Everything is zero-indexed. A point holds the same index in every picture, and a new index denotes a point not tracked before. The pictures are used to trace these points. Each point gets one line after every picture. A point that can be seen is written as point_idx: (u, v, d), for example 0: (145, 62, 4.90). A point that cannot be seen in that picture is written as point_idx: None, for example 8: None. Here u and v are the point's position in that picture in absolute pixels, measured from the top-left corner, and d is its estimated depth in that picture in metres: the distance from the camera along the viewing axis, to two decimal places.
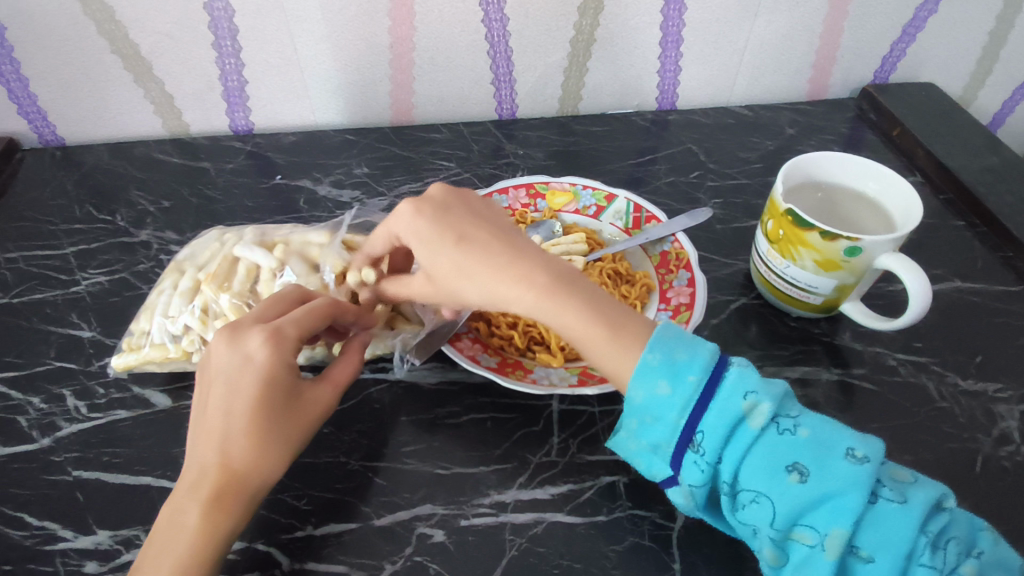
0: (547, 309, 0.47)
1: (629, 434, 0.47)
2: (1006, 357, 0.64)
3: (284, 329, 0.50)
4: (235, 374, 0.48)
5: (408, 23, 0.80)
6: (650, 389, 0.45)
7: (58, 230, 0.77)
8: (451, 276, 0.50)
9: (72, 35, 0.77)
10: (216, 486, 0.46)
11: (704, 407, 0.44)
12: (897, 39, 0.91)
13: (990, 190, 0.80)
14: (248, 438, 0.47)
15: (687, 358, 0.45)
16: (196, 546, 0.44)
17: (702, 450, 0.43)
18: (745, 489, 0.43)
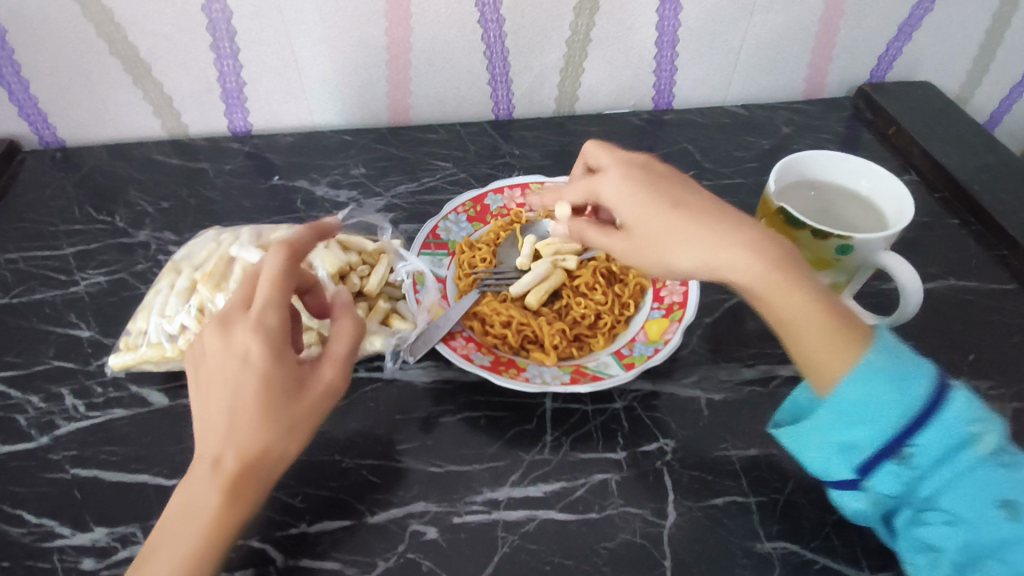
0: (769, 287, 0.46)
1: (820, 429, 0.46)
2: (1000, 355, 0.64)
3: (270, 317, 0.48)
4: (235, 363, 0.46)
5: (404, 25, 0.80)
6: (870, 391, 0.43)
7: (58, 232, 0.78)
8: (661, 239, 0.49)
9: (72, 38, 0.77)
10: (231, 471, 0.44)
11: (926, 423, 0.42)
12: (893, 38, 0.91)
13: (985, 188, 0.80)
14: (261, 422, 0.45)
15: (914, 370, 0.43)
16: (216, 531, 0.43)
17: (906, 465, 0.43)
18: (938, 510, 0.43)
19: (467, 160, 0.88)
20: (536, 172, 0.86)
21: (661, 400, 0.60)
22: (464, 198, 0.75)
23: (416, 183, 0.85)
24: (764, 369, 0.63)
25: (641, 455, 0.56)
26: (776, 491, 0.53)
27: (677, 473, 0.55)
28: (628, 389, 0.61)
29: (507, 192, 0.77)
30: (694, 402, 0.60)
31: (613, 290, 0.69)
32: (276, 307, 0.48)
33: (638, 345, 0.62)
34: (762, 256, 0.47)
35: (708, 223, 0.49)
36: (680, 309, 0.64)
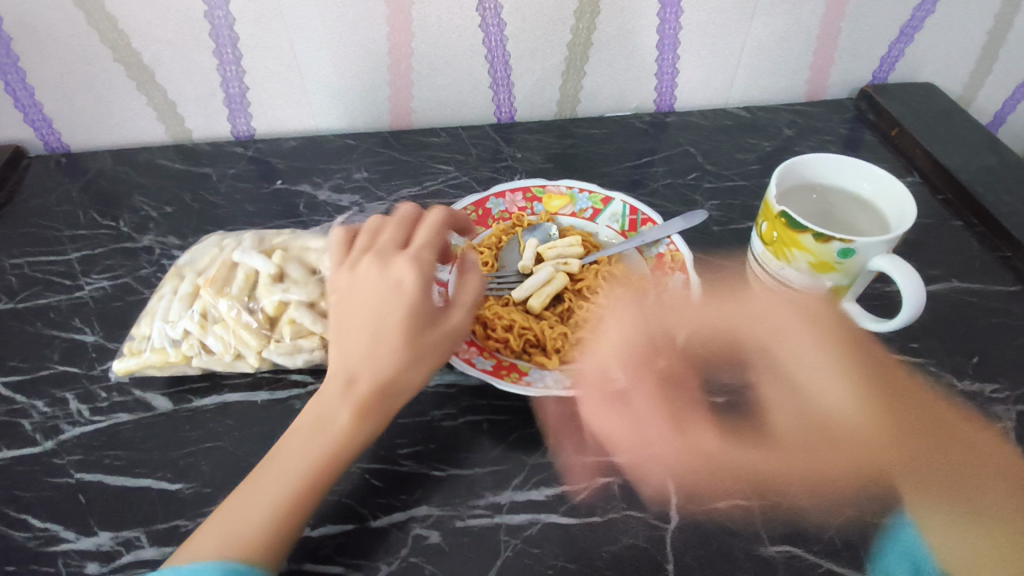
0: None
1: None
2: (1003, 357, 0.64)
3: (423, 255, 0.53)
4: (388, 292, 0.50)
5: (406, 29, 0.80)
6: None
7: (63, 236, 0.78)
8: None
9: (75, 44, 0.78)
10: (369, 389, 0.48)
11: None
12: (895, 39, 0.91)
13: (988, 190, 0.80)
14: (401, 349, 0.49)
15: None
16: (345, 445, 0.46)
17: None
18: None
19: (469, 164, 0.88)
20: (538, 175, 0.86)
21: (663, 404, 0.60)
22: (466, 203, 0.75)
23: (418, 187, 0.85)
24: (766, 372, 0.63)
25: (643, 459, 0.56)
26: (779, 494, 0.53)
27: (680, 476, 0.54)
28: (630, 392, 0.61)
29: (509, 196, 0.77)
30: (697, 405, 0.60)
31: (615, 294, 0.69)
32: (429, 251, 0.54)
33: None
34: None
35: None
36: None
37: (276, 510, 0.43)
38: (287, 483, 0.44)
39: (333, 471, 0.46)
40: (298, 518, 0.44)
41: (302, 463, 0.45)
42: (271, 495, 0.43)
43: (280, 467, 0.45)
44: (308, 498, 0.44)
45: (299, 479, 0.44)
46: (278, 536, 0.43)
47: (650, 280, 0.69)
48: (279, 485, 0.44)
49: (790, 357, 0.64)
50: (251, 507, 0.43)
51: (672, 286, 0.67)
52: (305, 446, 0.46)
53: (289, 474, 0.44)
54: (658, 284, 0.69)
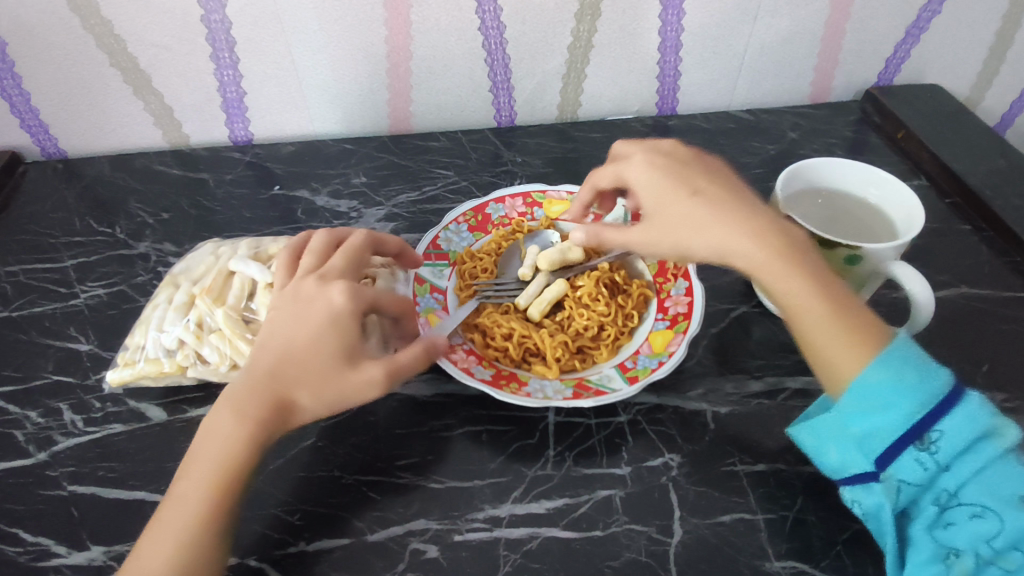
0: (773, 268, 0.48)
1: (838, 420, 0.47)
2: (1014, 366, 0.62)
3: (364, 288, 0.53)
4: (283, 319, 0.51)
5: (404, 32, 0.79)
6: (893, 373, 0.43)
7: (59, 244, 0.78)
8: (675, 222, 0.52)
9: (72, 50, 0.77)
10: (258, 407, 0.48)
11: (947, 411, 0.42)
12: (901, 40, 0.89)
13: (996, 193, 0.78)
14: (297, 364, 0.49)
15: (917, 379, 0.43)
16: (240, 464, 0.47)
17: (933, 450, 0.43)
18: (964, 504, 0.43)
19: (469, 168, 0.87)
20: (539, 180, 0.85)
21: (666, 414, 0.59)
22: (465, 208, 0.74)
23: (417, 192, 0.84)
24: (771, 381, 0.61)
25: (645, 471, 0.55)
26: (785, 508, 0.52)
27: (683, 489, 0.53)
28: (632, 402, 0.60)
29: (509, 201, 0.76)
30: (700, 415, 0.59)
31: (616, 301, 0.68)
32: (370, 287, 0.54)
33: (642, 358, 0.61)
34: (773, 244, 0.49)
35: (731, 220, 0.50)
36: (685, 319, 0.62)
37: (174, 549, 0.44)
38: (186, 512, 0.45)
39: (233, 491, 0.46)
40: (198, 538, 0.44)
41: (197, 491, 0.46)
42: (170, 531, 0.44)
43: (179, 499, 0.46)
44: (204, 523, 0.45)
45: (197, 511, 0.45)
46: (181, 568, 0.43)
47: (652, 287, 0.68)
48: (177, 520, 0.45)
49: (795, 366, 0.63)
50: (154, 552, 0.44)
51: (675, 292, 0.65)
52: (199, 476, 0.47)
53: (189, 491, 0.46)
54: (661, 290, 0.67)
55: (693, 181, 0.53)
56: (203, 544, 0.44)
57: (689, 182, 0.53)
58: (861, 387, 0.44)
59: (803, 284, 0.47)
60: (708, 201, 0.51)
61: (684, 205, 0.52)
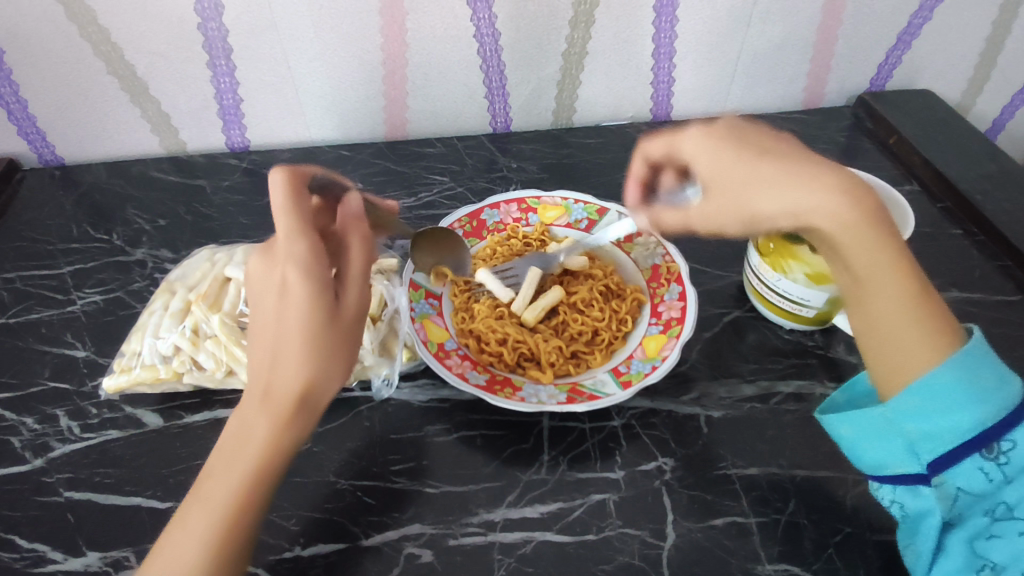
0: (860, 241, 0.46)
1: (889, 417, 0.47)
2: (1005, 368, 0.63)
3: (295, 244, 0.46)
4: (278, 301, 0.46)
5: (400, 40, 0.80)
6: (971, 378, 0.44)
7: (55, 250, 0.78)
8: (738, 187, 0.48)
9: (69, 58, 0.78)
10: (281, 405, 0.44)
11: (1019, 422, 0.44)
12: (893, 46, 0.90)
13: (987, 198, 0.79)
14: (309, 358, 0.45)
15: (995, 387, 0.45)
16: (269, 462, 0.44)
17: (995, 460, 0.44)
18: (1012, 520, 0.44)
19: (464, 174, 0.88)
20: (534, 185, 0.86)
21: (660, 418, 0.59)
22: (460, 213, 0.74)
23: (413, 198, 0.84)
24: (764, 385, 0.62)
25: (639, 475, 0.55)
26: (777, 511, 0.52)
27: (676, 493, 0.54)
28: (626, 406, 0.60)
29: (504, 206, 0.76)
30: (693, 420, 0.59)
31: (611, 306, 0.68)
32: (302, 233, 0.47)
33: (635, 362, 0.61)
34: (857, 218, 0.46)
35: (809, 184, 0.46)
36: (678, 324, 0.63)
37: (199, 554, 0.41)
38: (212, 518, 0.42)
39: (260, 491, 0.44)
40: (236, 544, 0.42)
41: (224, 496, 0.43)
42: (195, 532, 0.42)
43: (205, 504, 0.43)
44: (234, 526, 0.42)
45: (225, 512, 0.42)
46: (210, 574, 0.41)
47: (646, 292, 0.68)
48: (201, 522, 0.42)
49: (787, 370, 0.63)
50: (178, 553, 0.41)
51: (668, 297, 0.66)
52: (226, 475, 0.44)
53: (213, 498, 0.43)
54: (654, 295, 0.68)
55: (760, 145, 0.49)
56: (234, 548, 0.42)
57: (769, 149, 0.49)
58: (932, 383, 0.45)
59: (893, 269, 0.46)
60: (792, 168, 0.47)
61: (756, 168, 0.48)
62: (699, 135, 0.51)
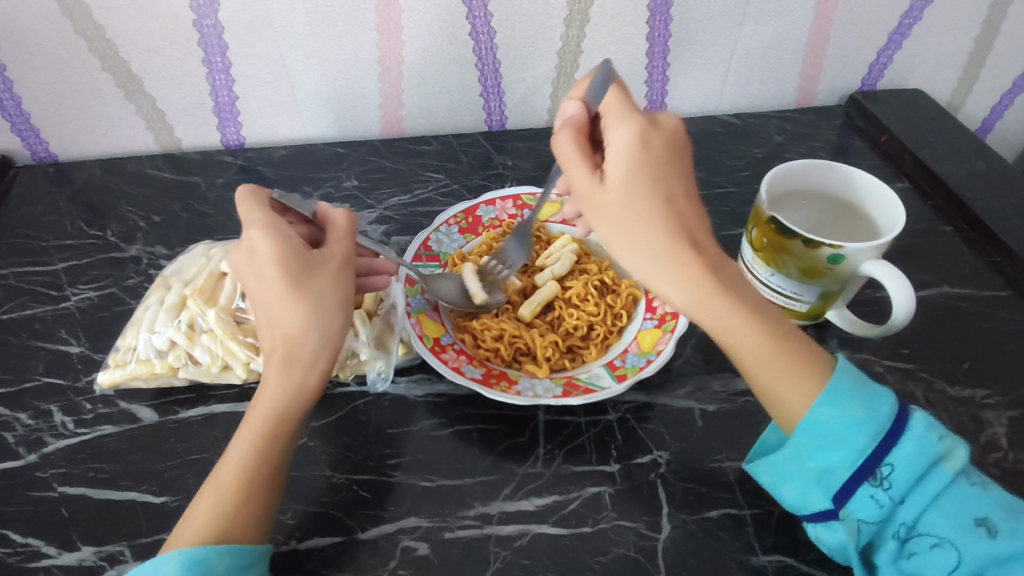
0: (715, 310, 0.45)
1: (794, 457, 0.47)
2: (994, 363, 0.63)
3: (274, 218, 0.52)
4: (250, 264, 0.50)
5: (395, 38, 0.80)
6: (842, 411, 0.44)
7: (49, 247, 0.78)
8: (616, 225, 0.45)
9: (63, 54, 0.77)
10: (282, 355, 0.48)
11: (894, 443, 0.44)
12: (883, 47, 0.91)
13: (977, 196, 0.80)
14: (296, 302, 0.48)
15: (863, 415, 0.44)
16: (281, 408, 0.48)
17: (885, 486, 0.44)
18: (926, 535, 0.43)
19: (459, 172, 0.88)
20: (529, 183, 0.86)
21: (654, 412, 0.60)
22: (456, 210, 0.74)
23: (408, 195, 0.85)
24: None
25: (634, 468, 0.55)
26: (771, 503, 0.53)
27: (671, 485, 0.54)
28: (621, 400, 0.61)
29: (499, 203, 0.76)
30: (688, 413, 0.59)
31: (605, 301, 0.69)
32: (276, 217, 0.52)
33: (630, 356, 0.61)
34: (706, 288, 0.44)
35: (658, 239, 0.44)
36: (672, 318, 0.63)
37: (220, 501, 0.45)
38: (234, 468, 0.46)
39: (276, 439, 0.47)
40: (262, 491, 0.46)
41: (244, 445, 0.47)
42: (218, 485, 0.45)
43: (229, 457, 0.47)
44: (257, 468, 0.46)
45: (247, 462, 0.46)
46: (238, 517, 0.44)
47: (641, 287, 0.69)
48: (228, 473, 0.46)
49: None
50: (205, 504, 0.45)
51: None
52: (245, 431, 0.48)
53: (239, 451, 0.47)
54: (650, 289, 0.68)
55: (665, 177, 0.47)
56: (257, 497, 0.46)
57: (643, 194, 0.45)
58: (812, 424, 0.45)
59: (739, 317, 0.45)
60: (633, 219, 0.45)
61: (636, 211, 0.45)
62: (626, 151, 0.46)
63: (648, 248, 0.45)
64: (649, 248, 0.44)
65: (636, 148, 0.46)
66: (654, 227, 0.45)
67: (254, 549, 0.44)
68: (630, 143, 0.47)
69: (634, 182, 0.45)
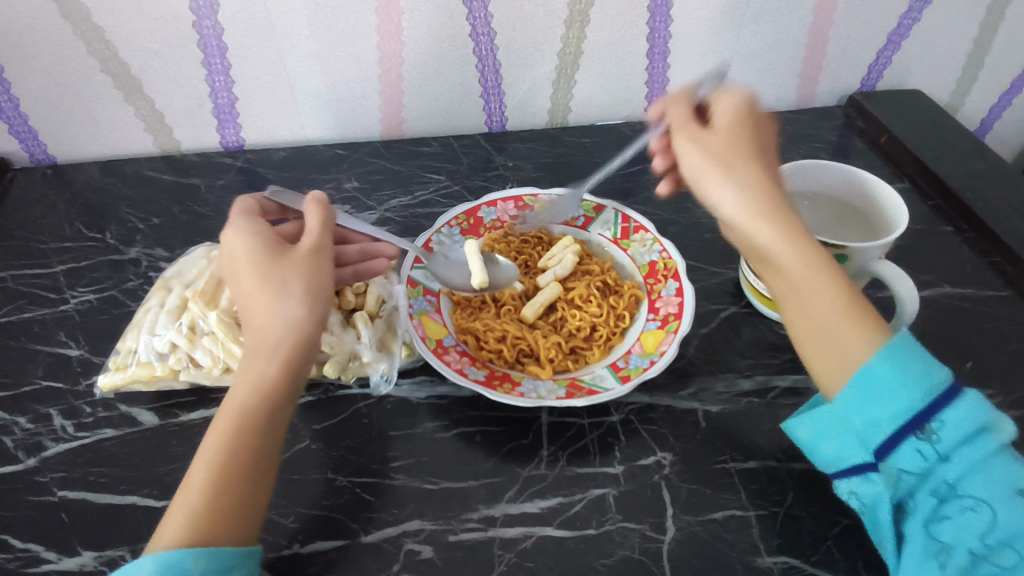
0: (791, 249, 0.47)
1: (839, 412, 0.46)
2: (997, 362, 0.63)
3: (253, 219, 0.55)
4: (227, 263, 0.52)
5: (395, 39, 0.80)
6: (897, 364, 0.44)
7: (48, 249, 0.77)
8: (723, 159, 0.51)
9: (60, 55, 0.77)
10: (249, 348, 0.49)
11: (949, 403, 0.43)
12: (882, 47, 0.91)
13: (978, 196, 0.80)
14: (260, 291, 0.49)
15: (920, 372, 0.43)
16: (250, 401, 0.47)
17: (933, 442, 0.43)
18: (965, 498, 0.42)
19: (460, 173, 0.88)
20: (530, 184, 0.86)
21: (657, 413, 0.59)
22: (456, 211, 0.73)
23: (409, 197, 0.85)
24: (761, 380, 0.62)
25: (638, 470, 0.55)
26: (776, 504, 0.53)
27: (675, 487, 0.54)
28: (624, 402, 0.60)
29: (500, 204, 0.76)
30: (692, 414, 0.59)
31: (608, 302, 0.69)
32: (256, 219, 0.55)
33: (633, 357, 0.61)
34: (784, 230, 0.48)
35: (752, 180, 0.49)
36: (675, 320, 0.63)
37: (188, 498, 0.44)
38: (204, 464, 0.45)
39: (243, 431, 0.46)
40: (230, 485, 0.45)
41: (214, 442, 0.46)
42: (188, 483, 0.45)
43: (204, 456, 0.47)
44: (225, 463, 0.45)
45: (215, 458, 0.45)
46: (205, 516, 0.43)
47: (643, 288, 0.69)
48: (197, 471, 0.45)
49: (784, 364, 0.64)
50: (176, 504, 0.44)
51: (665, 293, 0.66)
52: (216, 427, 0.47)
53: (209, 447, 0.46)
54: (652, 291, 0.68)
55: (762, 147, 0.54)
56: (226, 493, 0.44)
57: (746, 145, 0.52)
58: (863, 377, 0.44)
59: (812, 261, 0.47)
60: (734, 158, 0.50)
61: (739, 156, 0.51)
62: (733, 113, 0.54)
63: (744, 180, 0.49)
64: (747, 182, 0.49)
65: (742, 114, 0.54)
66: (753, 168, 0.50)
67: (227, 550, 0.43)
68: (736, 108, 0.54)
69: (739, 135, 0.52)
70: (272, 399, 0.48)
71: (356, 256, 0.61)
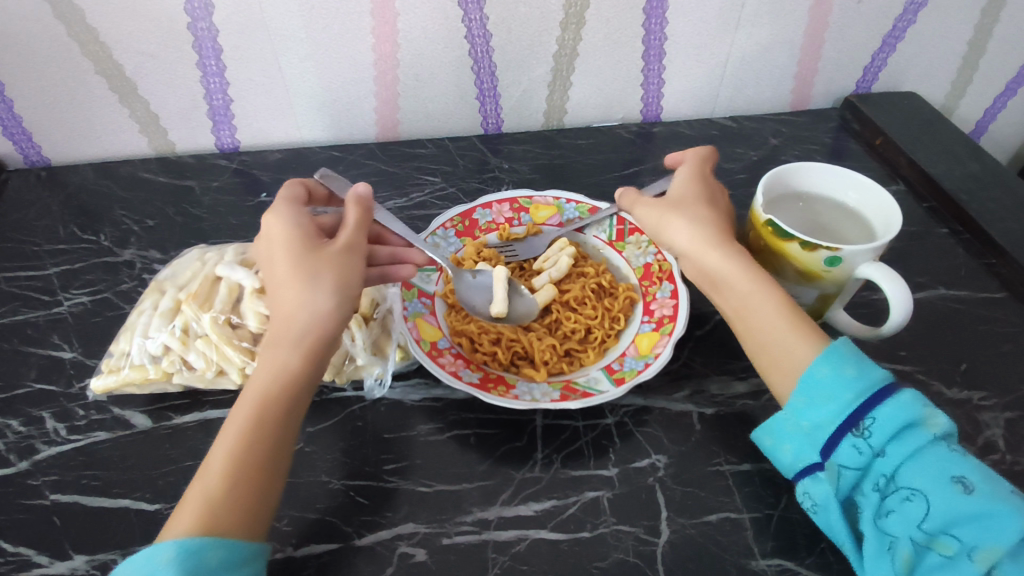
0: (734, 277, 0.54)
1: (790, 417, 0.48)
2: (991, 364, 0.63)
3: (293, 207, 0.56)
4: (263, 249, 0.54)
5: (390, 41, 0.80)
6: (836, 368, 0.47)
7: (41, 251, 0.77)
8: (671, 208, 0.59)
9: (54, 57, 0.77)
10: (274, 335, 0.50)
11: (880, 400, 0.45)
12: (877, 49, 0.91)
13: (972, 198, 0.80)
14: (292, 280, 0.50)
15: (855, 374, 0.47)
16: (272, 390, 0.48)
17: (867, 436, 0.45)
18: (902, 489, 0.44)
19: (456, 175, 0.88)
20: (525, 186, 0.86)
21: (652, 416, 0.59)
22: (452, 213, 0.73)
23: (404, 198, 0.84)
24: (755, 382, 0.62)
25: (633, 472, 0.55)
26: (770, 507, 0.53)
27: (670, 489, 0.54)
28: (619, 404, 0.60)
29: (496, 206, 0.76)
30: (686, 417, 0.59)
31: (603, 304, 0.69)
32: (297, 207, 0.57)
33: (628, 360, 0.61)
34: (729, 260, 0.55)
35: (700, 221, 0.58)
36: (670, 322, 0.63)
37: (206, 481, 0.44)
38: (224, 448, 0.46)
39: (263, 419, 0.47)
40: (246, 474, 0.45)
41: (234, 428, 0.47)
42: (207, 467, 0.45)
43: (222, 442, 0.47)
44: (243, 450, 0.45)
45: (234, 443, 0.46)
46: (222, 504, 0.43)
47: (638, 290, 0.69)
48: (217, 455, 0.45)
49: None
50: (194, 488, 0.44)
51: (660, 295, 0.66)
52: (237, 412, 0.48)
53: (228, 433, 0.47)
54: (647, 293, 0.68)
55: (713, 197, 0.62)
56: (242, 481, 0.44)
57: (695, 196, 0.61)
58: (809, 378, 0.48)
59: (754, 287, 0.53)
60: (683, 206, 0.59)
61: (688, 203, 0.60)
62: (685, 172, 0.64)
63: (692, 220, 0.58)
64: (692, 225, 0.57)
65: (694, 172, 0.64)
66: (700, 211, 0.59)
67: (243, 544, 0.43)
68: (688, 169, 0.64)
69: (689, 188, 0.61)
70: (293, 390, 0.49)
71: (383, 255, 0.60)
